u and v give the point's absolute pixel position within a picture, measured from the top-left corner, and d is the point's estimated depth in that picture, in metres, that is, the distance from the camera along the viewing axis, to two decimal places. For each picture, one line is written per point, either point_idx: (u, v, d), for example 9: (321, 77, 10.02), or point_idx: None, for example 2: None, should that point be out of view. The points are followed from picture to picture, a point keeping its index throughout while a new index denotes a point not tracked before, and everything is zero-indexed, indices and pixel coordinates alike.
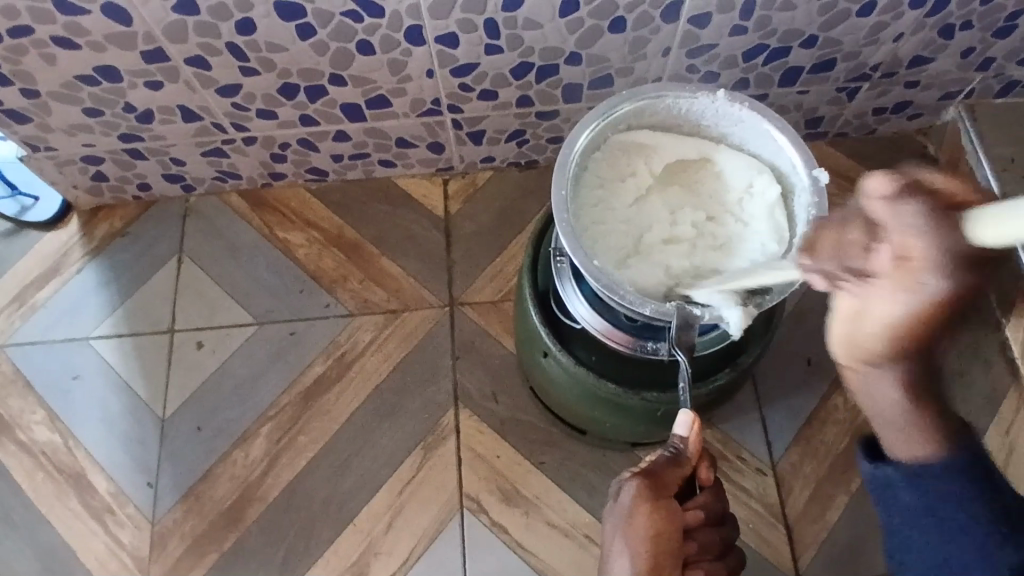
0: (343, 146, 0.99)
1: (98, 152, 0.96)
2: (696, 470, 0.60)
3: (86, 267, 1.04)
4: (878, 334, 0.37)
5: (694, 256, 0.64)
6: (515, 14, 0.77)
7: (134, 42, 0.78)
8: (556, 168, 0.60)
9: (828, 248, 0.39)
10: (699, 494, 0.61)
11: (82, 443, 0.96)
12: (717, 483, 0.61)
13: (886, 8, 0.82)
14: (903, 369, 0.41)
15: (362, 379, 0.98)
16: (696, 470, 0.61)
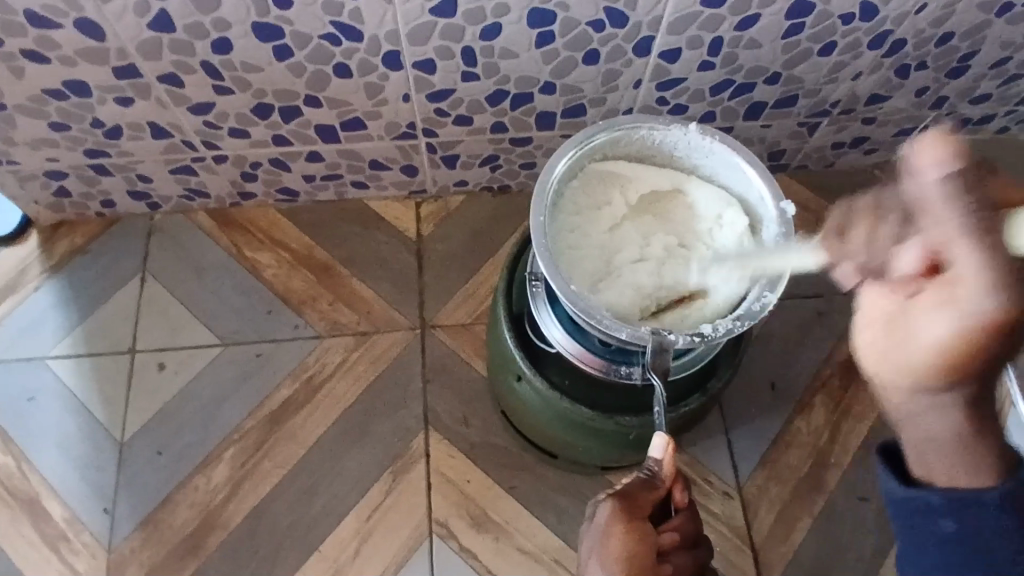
0: (315, 167, 0.98)
1: (63, 168, 0.94)
2: (671, 492, 0.61)
3: (45, 285, 1.01)
4: (937, 339, 0.40)
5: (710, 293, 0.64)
6: (492, 43, 0.78)
7: (106, 58, 0.77)
8: (535, 193, 0.61)
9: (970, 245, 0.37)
10: (673, 516, 0.62)
11: (36, 467, 0.93)
12: (691, 505, 0.62)
13: (845, 48, 0.86)
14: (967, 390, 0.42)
15: (329, 403, 0.96)
16: (670, 492, 0.61)
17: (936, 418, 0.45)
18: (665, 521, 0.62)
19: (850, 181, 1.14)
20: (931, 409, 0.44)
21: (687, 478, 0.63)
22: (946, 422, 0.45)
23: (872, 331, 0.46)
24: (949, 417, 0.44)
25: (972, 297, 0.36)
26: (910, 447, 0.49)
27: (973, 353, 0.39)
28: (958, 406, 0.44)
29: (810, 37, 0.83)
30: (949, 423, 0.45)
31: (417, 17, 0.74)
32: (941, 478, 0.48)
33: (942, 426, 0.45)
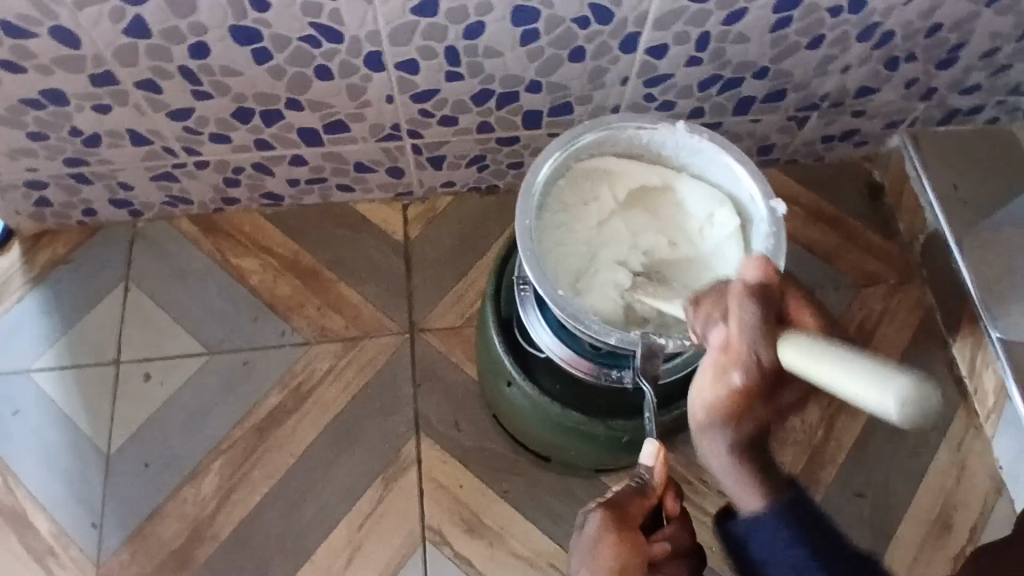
0: (299, 171, 0.97)
1: (42, 177, 0.92)
2: (663, 500, 0.60)
3: (27, 296, 0.99)
4: (711, 395, 0.48)
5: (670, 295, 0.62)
6: (475, 42, 0.77)
7: (82, 65, 0.75)
8: (522, 194, 0.60)
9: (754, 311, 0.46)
10: (665, 525, 0.61)
11: (20, 483, 0.91)
12: (684, 515, 0.61)
13: (834, 42, 0.85)
14: (731, 432, 0.49)
15: (319, 411, 0.95)
16: (662, 502, 0.61)
17: (710, 450, 0.51)
18: (657, 530, 0.60)
19: (840, 174, 1.13)
20: (707, 442, 0.51)
21: (679, 489, 0.63)
22: (721, 449, 0.50)
23: (703, 378, 0.49)
24: (722, 450, 0.50)
25: (733, 374, 0.46)
26: (715, 475, 0.53)
27: (739, 403, 0.47)
28: (730, 447, 0.50)
29: (798, 31, 0.82)
30: (722, 456, 0.51)
31: (398, 17, 0.72)
32: (734, 498, 0.53)
33: (719, 460, 0.51)
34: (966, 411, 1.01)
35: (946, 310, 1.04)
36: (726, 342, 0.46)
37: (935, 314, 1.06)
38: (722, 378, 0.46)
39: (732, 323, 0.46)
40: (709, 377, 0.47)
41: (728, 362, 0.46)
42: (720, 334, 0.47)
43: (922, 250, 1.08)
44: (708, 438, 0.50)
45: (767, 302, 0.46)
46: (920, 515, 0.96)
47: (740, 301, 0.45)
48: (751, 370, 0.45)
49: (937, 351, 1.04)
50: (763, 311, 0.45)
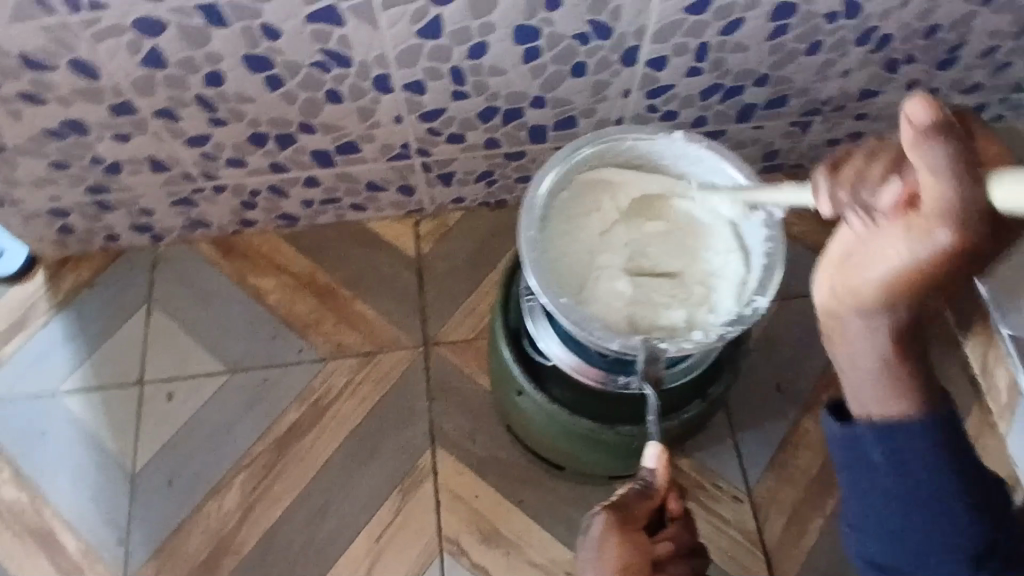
0: (313, 192, 1.00)
1: (67, 205, 0.96)
2: (666, 501, 0.61)
3: (53, 320, 1.02)
4: (880, 275, 0.47)
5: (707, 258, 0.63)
6: (479, 61, 0.79)
7: (102, 96, 0.78)
8: (523, 210, 0.63)
9: (871, 175, 0.46)
10: (669, 524, 0.61)
11: (50, 501, 0.94)
12: (688, 514, 0.61)
13: (832, 46, 0.87)
14: (893, 316, 0.49)
15: (336, 426, 0.97)
16: (666, 501, 0.61)
17: (867, 344, 0.51)
18: (662, 530, 0.61)
19: None
20: (864, 332, 0.51)
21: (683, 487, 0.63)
22: (871, 348, 0.51)
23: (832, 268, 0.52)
24: (880, 343, 0.50)
25: (936, 233, 0.40)
26: (845, 386, 0.54)
27: (916, 278, 0.45)
28: (891, 331, 0.50)
29: (796, 38, 0.84)
30: (879, 351, 0.51)
31: (403, 40, 0.75)
32: (869, 407, 0.53)
33: (864, 343, 0.51)
34: (981, 410, 1.01)
35: (959, 311, 1.05)
36: (905, 195, 0.43)
37: (948, 314, 1.06)
38: (911, 249, 0.43)
39: (910, 175, 0.42)
40: (897, 236, 0.44)
41: (896, 231, 0.43)
42: (857, 219, 0.47)
43: None
44: (861, 330, 0.51)
45: (953, 132, 0.38)
46: None
47: (920, 145, 0.38)
48: (940, 215, 0.39)
49: None
50: (951, 142, 0.37)
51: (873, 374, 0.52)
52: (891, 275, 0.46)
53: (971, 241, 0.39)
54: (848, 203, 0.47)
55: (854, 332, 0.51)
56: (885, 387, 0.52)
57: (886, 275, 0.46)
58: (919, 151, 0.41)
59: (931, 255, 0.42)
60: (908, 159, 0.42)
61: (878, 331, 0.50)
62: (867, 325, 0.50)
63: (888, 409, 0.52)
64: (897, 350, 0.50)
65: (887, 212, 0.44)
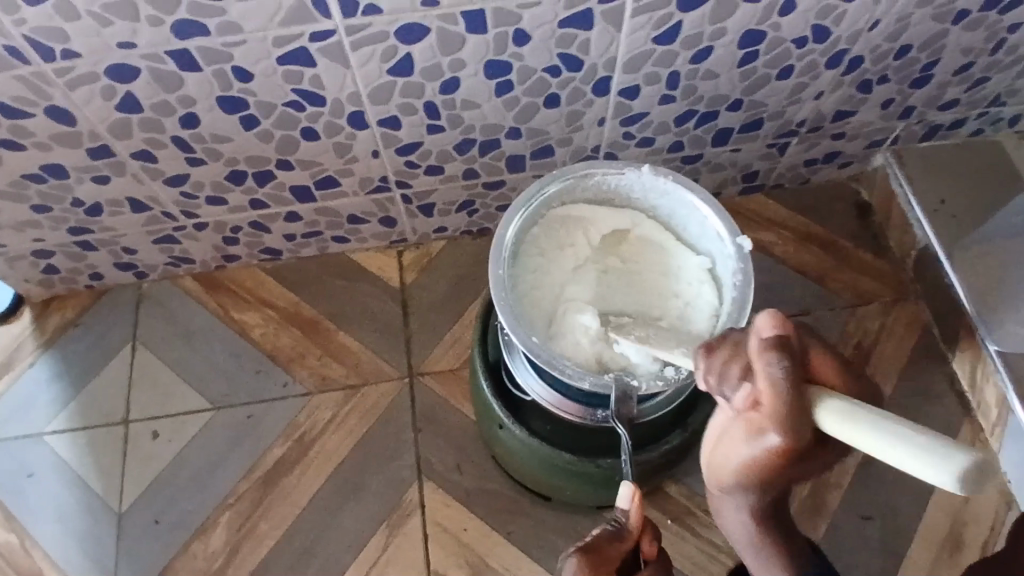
0: (295, 226, 1.00)
1: (49, 246, 0.96)
2: (639, 543, 0.60)
3: (38, 360, 1.02)
4: (734, 468, 0.44)
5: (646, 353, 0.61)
6: (452, 95, 0.80)
7: (79, 140, 0.79)
8: (493, 248, 0.63)
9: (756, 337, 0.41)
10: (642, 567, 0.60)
11: (35, 545, 0.93)
12: (661, 555, 0.61)
13: (803, 70, 0.88)
14: (756, 503, 0.47)
15: (322, 460, 0.96)
16: (640, 543, 0.61)
17: (736, 524, 0.50)
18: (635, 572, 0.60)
19: (828, 196, 1.15)
20: (733, 510, 0.49)
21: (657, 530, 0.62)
22: (738, 526, 0.50)
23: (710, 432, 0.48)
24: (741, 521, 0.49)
25: (770, 435, 0.40)
26: (735, 549, 0.52)
27: (764, 481, 0.44)
28: (749, 517, 0.48)
29: (767, 63, 0.84)
30: (745, 528, 0.49)
31: (376, 78, 0.76)
32: (750, 566, 0.52)
33: (738, 524, 0.49)
34: (969, 426, 1.01)
35: (943, 327, 1.05)
36: (752, 396, 0.41)
37: (933, 329, 1.07)
38: (752, 452, 0.42)
39: (758, 378, 0.40)
40: (736, 443, 0.43)
41: (749, 432, 0.41)
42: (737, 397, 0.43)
43: (914, 265, 1.09)
44: (725, 509, 0.49)
45: (791, 348, 0.40)
46: (930, 536, 0.95)
47: (763, 353, 0.40)
48: (773, 437, 0.40)
49: (937, 367, 1.04)
50: (787, 356, 0.39)
51: (752, 552, 0.50)
52: (740, 475, 0.45)
53: (797, 446, 0.40)
54: (714, 389, 0.44)
55: (729, 513, 0.49)
56: (766, 550, 0.50)
57: (743, 471, 0.44)
58: (772, 373, 0.39)
59: (769, 458, 0.41)
60: (764, 366, 0.40)
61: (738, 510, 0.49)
62: (740, 512, 0.48)
63: (765, 572, 0.51)
64: (757, 531, 0.49)
65: (764, 410, 0.40)
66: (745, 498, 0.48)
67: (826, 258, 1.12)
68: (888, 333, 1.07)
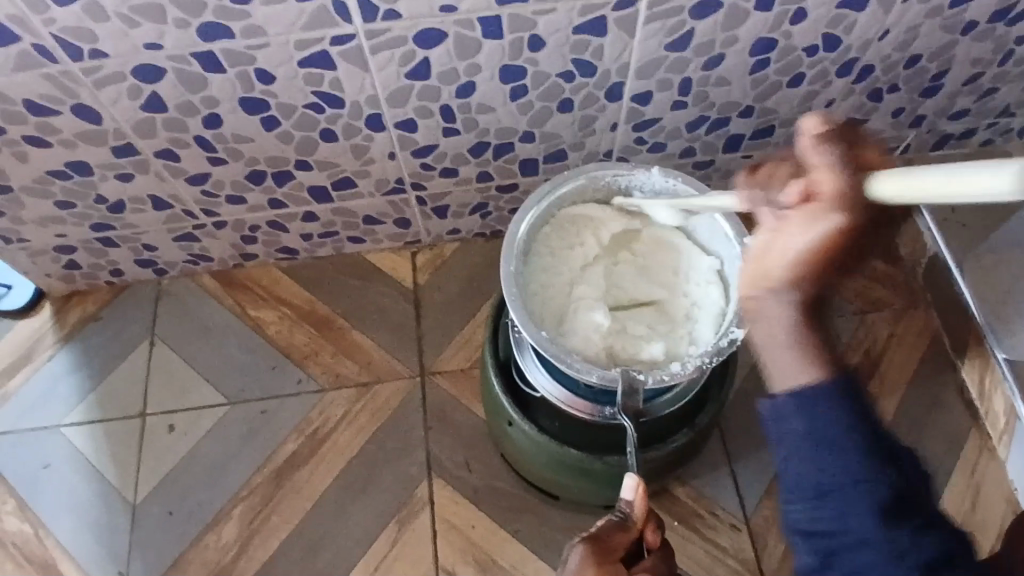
0: (311, 226, 1.02)
1: (72, 242, 0.98)
2: (642, 533, 0.62)
3: (58, 353, 1.04)
4: (794, 252, 0.42)
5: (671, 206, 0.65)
6: (468, 99, 0.82)
7: (104, 139, 0.81)
8: (505, 245, 0.64)
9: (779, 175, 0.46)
10: (646, 556, 0.63)
11: (51, 534, 0.95)
12: (663, 546, 0.63)
13: (815, 78, 0.89)
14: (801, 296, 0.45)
15: (333, 456, 0.98)
16: (643, 534, 0.63)
17: (781, 329, 0.46)
18: (638, 562, 0.62)
19: None
20: (781, 316, 0.46)
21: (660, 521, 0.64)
22: (784, 337, 0.46)
23: (758, 244, 0.45)
24: (789, 318, 0.46)
25: (831, 217, 0.40)
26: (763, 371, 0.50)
27: (826, 258, 0.42)
28: (797, 313, 0.45)
29: (779, 71, 0.86)
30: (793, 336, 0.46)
31: (393, 81, 0.77)
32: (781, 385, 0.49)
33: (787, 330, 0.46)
34: (978, 434, 1.01)
35: (953, 335, 1.05)
36: (804, 191, 0.41)
37: (943, 338, 1.06)
38: (807, 234, 0.42)
39: (812, 172, 0.40)
40: (793, 232, 0.42)
41: (808, 217, 0.40)
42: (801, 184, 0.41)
43: (924, 274, 1.09)
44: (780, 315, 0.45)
45: (843, 139, 0.40)
46: None
47: (817, 148, 0.40)
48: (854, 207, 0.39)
49: (948, 375, 1.04)
50: (809, 156, 0.46)
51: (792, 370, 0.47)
52: (804, 255, 0.42)
53: (861, 226, 0.40)
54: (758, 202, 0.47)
55: (773, 318, 0.46)
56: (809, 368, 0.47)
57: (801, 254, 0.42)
58: (830, 154, 0.40)
59: (827, 237, 0.41)
60: (815, 155, 0.40)
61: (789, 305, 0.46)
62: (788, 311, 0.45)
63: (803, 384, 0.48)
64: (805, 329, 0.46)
65: (818, 198, 0.40)
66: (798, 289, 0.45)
67: None
68: (898, 339, 1.07)
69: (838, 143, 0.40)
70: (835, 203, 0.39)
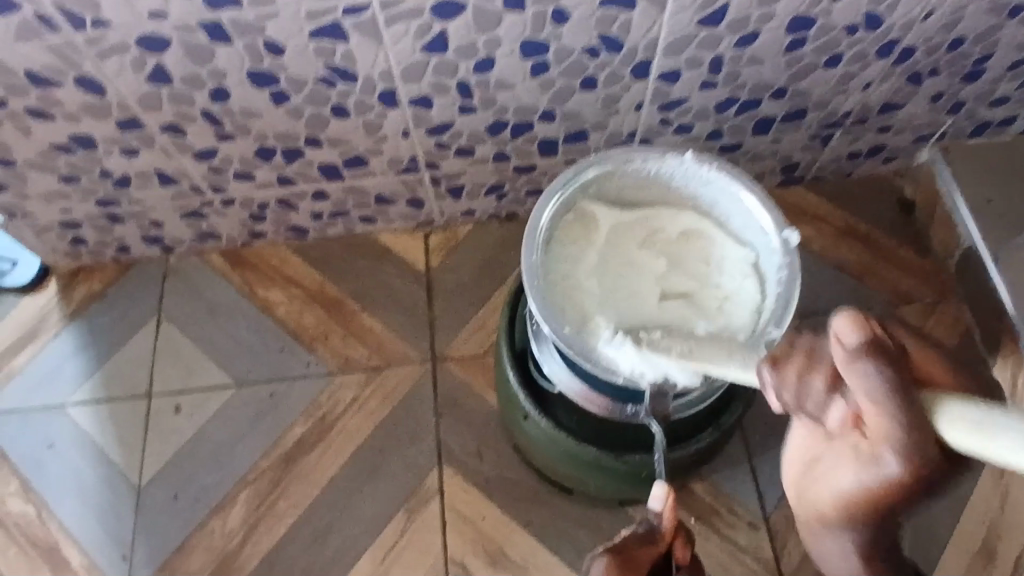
0: (322, 205, 0.99)
1: (76, 218, 0.96)
2: (670, 546, 0.58)
3: (64, 331, 1.03)
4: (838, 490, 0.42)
5: (690, 368, 0.55)
6: (486, 76, 0.78)
7: (108, 112, 0.78)
8: (527, 235, 0.63)
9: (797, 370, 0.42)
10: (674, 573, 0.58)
11: (57, 515, 0.94)
12: (694, 563, 0.58)
13: (852, 59, 0.84)
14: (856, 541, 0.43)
15: (342, 441, 0.96)
16: (671, 548, 0.58)
17: (843, 570, 0.44)
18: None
19: (874, 191, 1.11)
20: (835, 550, 0.44)
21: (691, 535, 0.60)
22: (845, 566, 0.44)
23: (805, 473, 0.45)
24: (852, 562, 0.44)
25: (886, 459, 0.37)
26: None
27: (879, 505, 0.40)
28: (859, 553, 0.43)
29: (815, 50, 0.81)
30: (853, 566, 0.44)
31: (409, 56, 0.73)
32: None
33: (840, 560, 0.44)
34: None
35: (985, 330, 1.01)
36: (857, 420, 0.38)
37: (974, 332, 1.03)
38: (861, 477, 0.40)
39: (861, 397, 0.37)
40: (847, 463, 0.40)
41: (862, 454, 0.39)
42: (833, 416, 0.41)
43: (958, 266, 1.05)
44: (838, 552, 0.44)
45: (890, 360, 0.37)
46: (961, 545, 0.93)
47: (852, 364, 0.37)
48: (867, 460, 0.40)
49: None
50: (887, 367, 0.37)
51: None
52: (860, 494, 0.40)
53: (928, 471, 0.37)
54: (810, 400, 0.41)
55: (830, 550, 0.45)
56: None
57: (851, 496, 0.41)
58: (877, 378, 0.36)
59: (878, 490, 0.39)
60: (865, 380, 0.37)
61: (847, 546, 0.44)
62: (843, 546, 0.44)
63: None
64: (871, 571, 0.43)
65: (874, 433, 0.37)
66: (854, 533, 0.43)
67: (865, 255, 1.08)
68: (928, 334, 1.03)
69: (882, 363, 0.37)
70: (882, 432, 0.37)
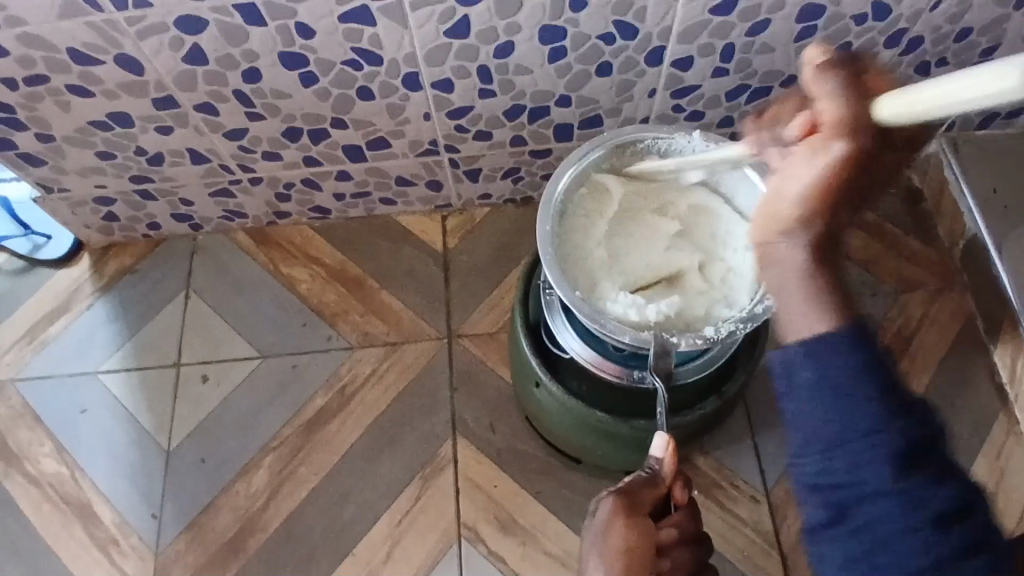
0: (344, 185, 1.03)
1: (111, 193, 1.00)
2: (671, 489, 0.63)
3: (96, 303, 1.07)
4: (799, 183, 0.48)
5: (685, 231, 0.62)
6: (506, 60, 0.81)
7: (145, 90, 0.82)
8: (541, 204, 0.66)
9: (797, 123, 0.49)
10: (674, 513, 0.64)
11: (88, 475, 0.99)
12: (691, 503, 0.64)
13: (860, 48, 0.86)
14: (810, 234, 0.49)
15: (361, 411, 1.00)
16: (671, 490, 0.64)
17: (788, 268, 0.50)
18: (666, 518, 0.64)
19: None
20: (789, 251, 0.50)
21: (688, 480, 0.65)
22: (792, 276, 0.50)
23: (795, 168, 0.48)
24: (799, 258, 0.50)
25: (833, 145, 0.45)
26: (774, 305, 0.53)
27: (827, 192, 0.47)
28: (807, 253, 0.49)
29: (824, 39, 0.84)
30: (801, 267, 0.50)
31: (432, 39, 0.77)
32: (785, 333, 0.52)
33: (790, 265, 0.50)
34: (1008, 418, 1.00)
35: (988, 317, 1.03)
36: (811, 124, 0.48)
37: (977, 321, 1.05)
38: (812, 162, 0.47)
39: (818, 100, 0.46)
40: (802, 160, 0.48)
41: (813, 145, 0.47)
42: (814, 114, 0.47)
43: (962, 256, 1.07)
44: (785, 254, 0.50)
45: (844, 69, 0.46)
46: None
47: (819, 75, 0.46)
48: (851, 131, 0.45)
49: (980, 358, 1.03)
50: (840, 75, 0.45)
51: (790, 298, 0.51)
52: (805, 187, 0.48)
53: (862, 149, 0.45)
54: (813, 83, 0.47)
55: (783, 259, 0.50)
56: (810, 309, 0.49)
57: (803, 189, 0.48)
58: (833, 84, 0.45)
59: (823, 171, 0.47)
60: (819, 85, 0.46)
61: (801, 248, 0.50)
62: (792, 247, 0.50)
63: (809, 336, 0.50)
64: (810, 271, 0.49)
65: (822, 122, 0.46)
66: (809, 228, 0.49)
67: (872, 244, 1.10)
68: (931, 322, 1.05)
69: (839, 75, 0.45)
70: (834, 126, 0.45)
